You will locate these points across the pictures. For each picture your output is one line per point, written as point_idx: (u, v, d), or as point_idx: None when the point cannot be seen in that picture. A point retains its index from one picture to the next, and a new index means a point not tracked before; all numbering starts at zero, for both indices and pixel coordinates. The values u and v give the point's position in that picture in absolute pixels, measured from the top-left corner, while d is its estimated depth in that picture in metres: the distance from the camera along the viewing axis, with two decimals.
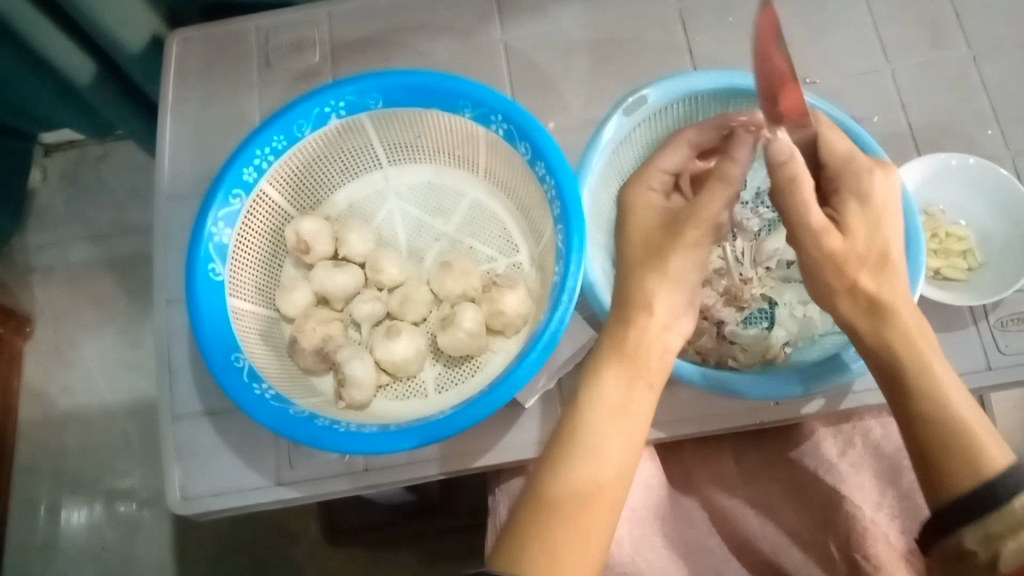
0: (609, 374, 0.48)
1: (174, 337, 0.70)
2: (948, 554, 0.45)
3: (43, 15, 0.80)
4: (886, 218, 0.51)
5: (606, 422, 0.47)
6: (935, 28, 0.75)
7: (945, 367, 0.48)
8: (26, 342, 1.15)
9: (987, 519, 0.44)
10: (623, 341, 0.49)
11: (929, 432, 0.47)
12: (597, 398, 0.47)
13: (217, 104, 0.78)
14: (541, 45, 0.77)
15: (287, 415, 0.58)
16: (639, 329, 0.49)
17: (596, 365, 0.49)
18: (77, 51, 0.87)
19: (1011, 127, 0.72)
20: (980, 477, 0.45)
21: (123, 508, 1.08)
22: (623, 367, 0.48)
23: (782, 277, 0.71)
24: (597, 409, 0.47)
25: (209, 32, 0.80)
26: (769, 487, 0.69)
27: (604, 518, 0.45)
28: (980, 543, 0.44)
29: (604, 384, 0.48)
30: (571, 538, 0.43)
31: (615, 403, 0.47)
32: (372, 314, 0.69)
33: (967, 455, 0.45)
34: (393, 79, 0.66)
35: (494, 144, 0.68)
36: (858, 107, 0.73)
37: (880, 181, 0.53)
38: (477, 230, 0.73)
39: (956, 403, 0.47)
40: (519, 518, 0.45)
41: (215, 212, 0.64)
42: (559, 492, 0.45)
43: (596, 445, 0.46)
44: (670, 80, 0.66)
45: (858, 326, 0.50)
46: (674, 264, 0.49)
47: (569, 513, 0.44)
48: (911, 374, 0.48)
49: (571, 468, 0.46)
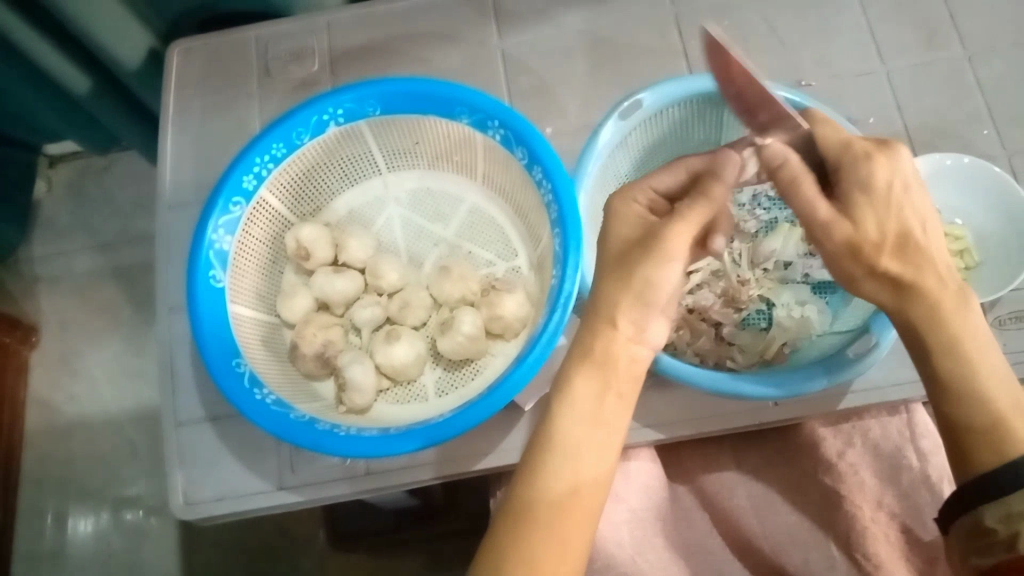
0: (581, 381, 0.46)
1: (176, 344, 0.71)
2: (969, 530, 0.46)
3: (43, 25, 0.81)
4: (896, 200, 0.47)
5: (580, 431, 0.45)
6: (929, 29, 0.75)
7: (984, 345, 0.46)
8: (32, 351, 1.16)
9: (1010, 498, 0.43)
10: (592, 349, 0.46)
11: (955, 411, 0.46)
12: (569, 406, 0.45)
13: (218, 113, 0.79)
14: (538, 51, 0.78)
15: (289, 420, 0.58)
16: (606, 338, 0.47)
17: (567, 374, 0.46)
18: (79, 60, 0.87)
19: (1007, 127, 0.72)
20: (1002, 458, 0.44)
21: (130, 516, 1.09)
22: (595, 374, 0.46)
23: (780, 278, 0.71)
24: (571, 416, 0.45)
25: (210, 42, 0.81)
26: (768, 486, 0.69)
27: (582, 528, 0.44)
28: (1001, 522, 0.44)
29: (576, 391, 0.46)
30: (556, 557, 0.43)
31: (589, 411, 0.45)
32: (372, 319, 0.70)
33: (992, 437, 0.45)
34: (389, 86, 0.67)
35: (491, 149, 0.69)
36: (853, 108, 0.73)
37: (882, 168, 0.48)
38: (475, 234, 0.73)
39: (988, 382, 0.45)
40: (499, 525, 0.44)
41: (215, 220, 0.65)
42: (537, 510, 0.44)
43: (571, 453, 0.45)
44: (664, 84, 0.67)
45: (882, 300, 0.48)
46: (642, 277, 0.46)
47: (549, 520, 0.43)
48: (944, 353, 0.46)
49: (547, 479, 0.44)
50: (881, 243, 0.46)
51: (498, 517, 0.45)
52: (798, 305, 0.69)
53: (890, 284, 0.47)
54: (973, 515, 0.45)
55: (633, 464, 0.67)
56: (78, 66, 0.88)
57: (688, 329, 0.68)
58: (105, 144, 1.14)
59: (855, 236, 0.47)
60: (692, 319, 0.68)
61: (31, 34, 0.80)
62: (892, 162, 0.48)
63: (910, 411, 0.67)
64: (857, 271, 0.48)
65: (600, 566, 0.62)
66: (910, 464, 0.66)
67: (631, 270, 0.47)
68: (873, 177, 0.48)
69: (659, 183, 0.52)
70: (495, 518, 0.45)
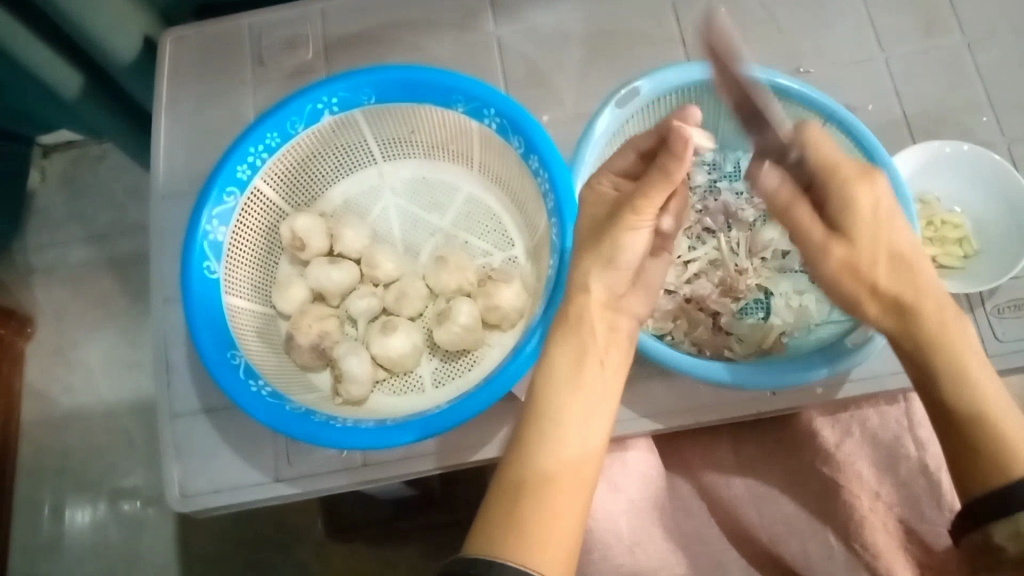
0: (559, 353, 0.48)
1: (171, 335, 0.71)
2: (979, 545, 0.47)
3: (31, 17, 0.80)
4: (882, 226, 0.51)
5: (565, 396, 0.46)
6: (929, 15, 0.75)
7: (981, 364, 0.49)
8: (27, 342, 1.16)
9: (1016, 516, 0.45)
10: (573, 323, 0.49)
11: (962, 428, 0.48)
12: (552, 378, 0.47)
13: (211, 102, 0.78)
14: (534, 39, 0.77)
15: (285, 411, 0.58)
16: (581, 306, 0.49)
17: (546, 351, 0.49)
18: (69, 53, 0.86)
19: (1007, 114, 0.71)
20: (1008, 478, 0.46)
21: (128, 507, 1.09)
22: (573, 346, 0.48)
23: (778, 267, 0.71)
24: (554, 388, 0.47)
25: (202, 30, 0.80)
26: (767, 476, 0.69)
27: (573, 495, 0.44)
28: (1010, 539, 0.46)
29: (554, 362, 0.48)
30: (550, 519, 0.43)
31: (571, 380, 0.47)
32: (368, 310, 0.70)
33: (998, 458, 0.46)
34: (384, 74, 0.66)
35: (488, 138, 0.68)
36: (852, 96, 0.73)
37: (866, 194, 0.51)
38: (472, 224, 0.73)
39: (986, 405, 0.48)
40: (491, 498, 0.45)
41: (209, 210, 0.64)
42: (527, 476, 0.44)
43: (557, 420, 0.46)
44: (662, 72, 0.66)
45: (885, 326, 0.51)
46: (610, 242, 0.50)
47: (538, 488, 0.43)
48: (958, 373, 0.49)
49: (536, 447, 0.45)
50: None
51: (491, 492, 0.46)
52: (796, 294, 0.69)
53: (893, 312, 0.51)
54: (983, 533, 0.47)
55: (631, 454, 0.67)
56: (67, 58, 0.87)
57: (685, 319, 0.68)
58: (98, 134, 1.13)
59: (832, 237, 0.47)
60: (689, 310, 0.68)
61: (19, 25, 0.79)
62: (875, 190, 0.51)
63: (909, 400, 0.67)
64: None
65: (598, 557, 0.62)
66: (908, 455, 0.66)
67: None
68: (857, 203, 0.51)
69: (617, 163, 0.53)
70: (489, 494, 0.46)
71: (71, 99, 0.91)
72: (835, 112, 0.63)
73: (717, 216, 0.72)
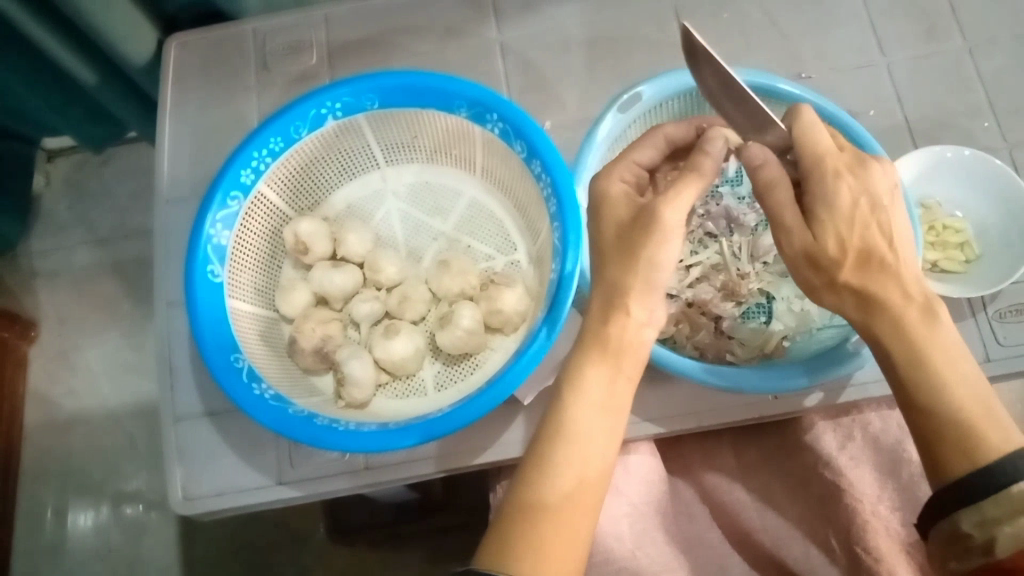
0: (593, 368, 0.46)
1: (175, 338, 0.71)
2: (948, 534, 0.46)
3: (51, 13, 0.81)
4: (865, 216, 0.46)
5: (590, 416, 0.45)
6: (930, 21, 0.75)
7: (942, 347, 0.45)
8: (31, 346, 1.16)
9: (983, 505, 0.43)
10: (606, 336, 0.46)
11: (926, 420, 0.45)
12: (581, 395, 0.45)
13: (216, 107, 0.78)
14: (537, 44, 0.77)
15: (287, 414, 0.58)
16: (618, 328, 0.46)
17: (580, 361, 0.46)
18: (84, 50, 0.87)
19: (1007, 119, 0.72)
20: (974, 465, 0.44)
21: (131, 511, 1.09)
22: (608, 363, 0.46)
23: (780, 271, 0.71)
24: (581, 405, 0.45)
25: (207, 36, 0.81)
26: (768, 480, 0.69)
27: (588, 514, 0.44)
28: (976, 527, 0.44)
29: (588, 379, 0.46)
30: (562, 541, 0.43)
31: (599, 400, 0.46)
32: (371, 313, 0.70)
33: (965, 444, 0.44)
34: (387, 79, 0.66)
35: (491, 143, 0.68)
36: (853, 101, 0.73)
37: (847, 187, 0.47)
38: (474, 228, 0.73)
39: (956, 391, 0.45)
40: (501, 517, 0.44)
41: (213, 214, 0.65)
42: (547, 495, 0.44)
43: (579, 441, 0.45)
44: (664, 77, 0.66)
45: (848, 315, 0.47)
46: (643, 259, 0.46)
47: (557, 509, 0.43)
48: (911, 362, 0.45)
49: (556, 466, 0.44)
50: (859, 247, 0.46)
51: (501, 511, 0.45)
52: (798, 299, 0.69)
53: (855, 298, 0.46)
54: (950, 520, 0.45)
55: (633, 458, 0.67)
56: (81, 55, 0.88)
57: (687, 323, 0.68)
58: (102, 139, 1.14)
59: (830, 236, 0.46)
60: (691, 314, 0.68)
61: (38, 22, 0.80)
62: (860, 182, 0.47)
63: None
64: (815, 279, 0.47)
65: (599, 561, 0.62)
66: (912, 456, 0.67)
67: (633, 265, 0.46)
68: (838, 196, 0.46)
69: (640, 157, 0.54)
70: (502, 507, 0.45)
71: (88, 85, 0.92)
72: (824, 108, 0.63)
73: (720, 220, 0.72)
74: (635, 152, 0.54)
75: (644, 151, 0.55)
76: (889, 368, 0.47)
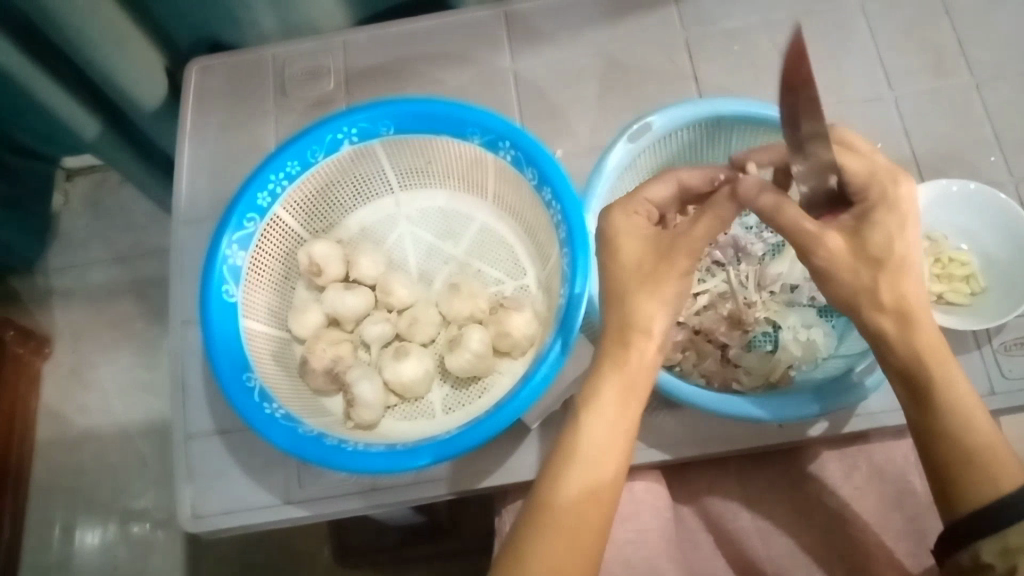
0: (606, 387, 0.47)
1: (188, 357, 0.72)
2: (965, 566, 0.47)
3: (43, 53, 0.84)
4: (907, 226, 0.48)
5: (600, 436, 0.47)
6: (937, 56, 0.76)
7: (965, 380, 0.49)
8: (46, 362, 1.18)
9: (1006, 532, 0.46)
10: (618, 355, 0.48)
11: (948, 448, 0.48)
12: (592, 413, 0.47)
13: (234, 131, 0.80)
14: (549, 73, 0.79)
15: (299, 433, 0.59)
16: (638, 349, 0.47)
17: (592, 380, 0.48)
18: (83, 93, 0.91)
19: (1013, 154, 0.72)
20: (996, 494, 0.47)
21: (137, 528, 1.10)
22: (620, 381, 0.47)
23: (786, 300, 0.72)
24: (592, 423, 0.47)
25: (228, 60, 0.83)
26: (775, 509, 0.68)
27: (597, 533, 0.46)
28: (997, 556, 0.45)
29: (601, 398, 0.47)
30: (568, 557, 0.45)
31: (610, 420, 0.47)
32: (382, 335, 0.71)
33: (987, 472, 0.47)
34: (402, 106, 0.68)
35: (502, 170, 0.70)
36: (860, 133, 0.74)
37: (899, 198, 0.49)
38: (485, 253, 0.74)
39: (977, 421, 0.48)
40: (518, 528, 0.46)
41: (229, 235, 0.66)
42: (556, 509, 0.46)
43: (588, 459, 0.47)
44: (675, 107, 0.67)
45: (883, 328, 0.48)
46: (669, 287, 0.47)
47: (567, 525, 0.45)
48: (939, 390, 0.48)
49: (568, 482, 0.46)
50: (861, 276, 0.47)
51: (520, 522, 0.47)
52: (805, 328, 0.69)
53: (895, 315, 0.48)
54: (970, 550, 0.47)
55: (638, 484, 0.67)
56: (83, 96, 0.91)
57: (694, 350, 0.69)
58: None
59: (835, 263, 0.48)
60: (698, 341, 0.69)
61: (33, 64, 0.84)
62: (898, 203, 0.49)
63: None
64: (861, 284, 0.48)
65: None
66: (917, 489, 0.67)
67: (650, 294, 0.47)
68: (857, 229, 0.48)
69: (653, 194, 0.53)
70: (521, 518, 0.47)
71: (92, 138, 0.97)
72: None
73: (727, 249, 0.73)
74: (647, 187, 0.53)
75: (658, 187, 0.53)
76: (914, 394, 0.49)
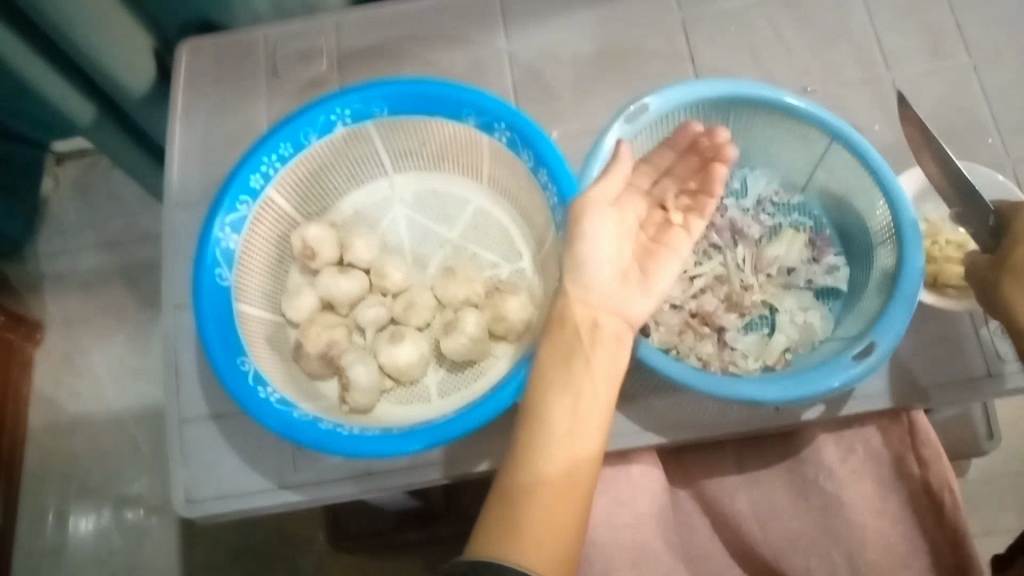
0: (573, 360, 0.50)
1: (180, 341, 0.71)
2: None
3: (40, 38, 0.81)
4: None
5: (568, 405, 0.49)
6: (936, 37, 0.76)
7: None
8: (37, 348, 1.17)
9: None
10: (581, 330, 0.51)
11: None
12: (558, 384, 0.49)
13: (225, 113, 0.79)
14: (544, 54, 0.78)
15: (293, 418, 0.59)
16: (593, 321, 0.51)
17: (554, 353, 0.50)
18: (79, 80, 0.89)
19: (1011, 136, 0.72)
20: None
21: (132, 515, 1.09)
22: (582, 352, 0.50)
23: (783, 283, 0.72)
24: (558, 394, 0.49)
25: (218, 40, 0.81)
26: (771, 492, 0.68)
27: (572, 499, 0.48)
28: None
29: (564, 369, 0.49)
30: (546, 524, 0.47)
31: (577, 390, 0.49)
32: (377, 319, 0.70)
33: None
34: (397, 87, 0.67)
35: (497, 152, 0.69)
36: (859, 116, 0.74)
37: None
38: (480, 236, 0.74)
39: None
40: (492, 504, 0.48)
41: (222, 218, 0.65)
42: (529, 482, 0.47)
43: (558, 430, 0.48)
44: (672, 88, 0.66)
45: None
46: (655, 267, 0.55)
47: (540, 496, 0.47)
48: None
49: (539, 454, 0.48)
50: None
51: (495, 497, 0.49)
52: (801, 311, 0.70)
53: None
54: None
55: (636, 468, 0.67)
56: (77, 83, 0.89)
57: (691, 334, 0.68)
58: None
59: None
60: (694, 324, 0.68)
61: (31, 49, 0.81)
62: None
63: (912, 418, 0.67)
64: None
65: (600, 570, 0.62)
66: (913, 473, 0.66)
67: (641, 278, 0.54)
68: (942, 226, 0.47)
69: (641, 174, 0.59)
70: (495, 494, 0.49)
71: (83, 127, 0.95)
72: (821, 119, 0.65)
73: (724, 232, 0.73)
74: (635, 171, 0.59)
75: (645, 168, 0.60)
76: None
